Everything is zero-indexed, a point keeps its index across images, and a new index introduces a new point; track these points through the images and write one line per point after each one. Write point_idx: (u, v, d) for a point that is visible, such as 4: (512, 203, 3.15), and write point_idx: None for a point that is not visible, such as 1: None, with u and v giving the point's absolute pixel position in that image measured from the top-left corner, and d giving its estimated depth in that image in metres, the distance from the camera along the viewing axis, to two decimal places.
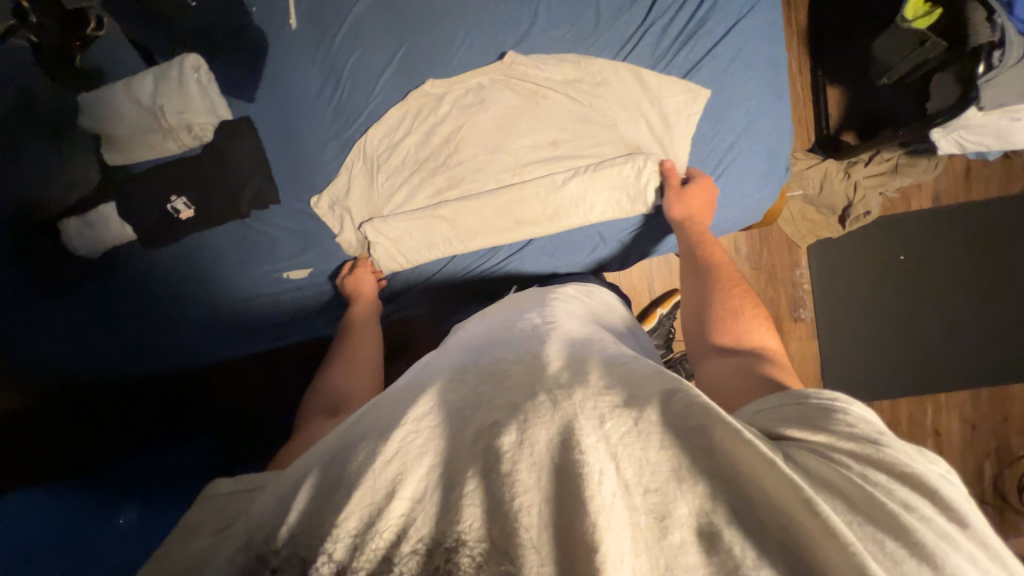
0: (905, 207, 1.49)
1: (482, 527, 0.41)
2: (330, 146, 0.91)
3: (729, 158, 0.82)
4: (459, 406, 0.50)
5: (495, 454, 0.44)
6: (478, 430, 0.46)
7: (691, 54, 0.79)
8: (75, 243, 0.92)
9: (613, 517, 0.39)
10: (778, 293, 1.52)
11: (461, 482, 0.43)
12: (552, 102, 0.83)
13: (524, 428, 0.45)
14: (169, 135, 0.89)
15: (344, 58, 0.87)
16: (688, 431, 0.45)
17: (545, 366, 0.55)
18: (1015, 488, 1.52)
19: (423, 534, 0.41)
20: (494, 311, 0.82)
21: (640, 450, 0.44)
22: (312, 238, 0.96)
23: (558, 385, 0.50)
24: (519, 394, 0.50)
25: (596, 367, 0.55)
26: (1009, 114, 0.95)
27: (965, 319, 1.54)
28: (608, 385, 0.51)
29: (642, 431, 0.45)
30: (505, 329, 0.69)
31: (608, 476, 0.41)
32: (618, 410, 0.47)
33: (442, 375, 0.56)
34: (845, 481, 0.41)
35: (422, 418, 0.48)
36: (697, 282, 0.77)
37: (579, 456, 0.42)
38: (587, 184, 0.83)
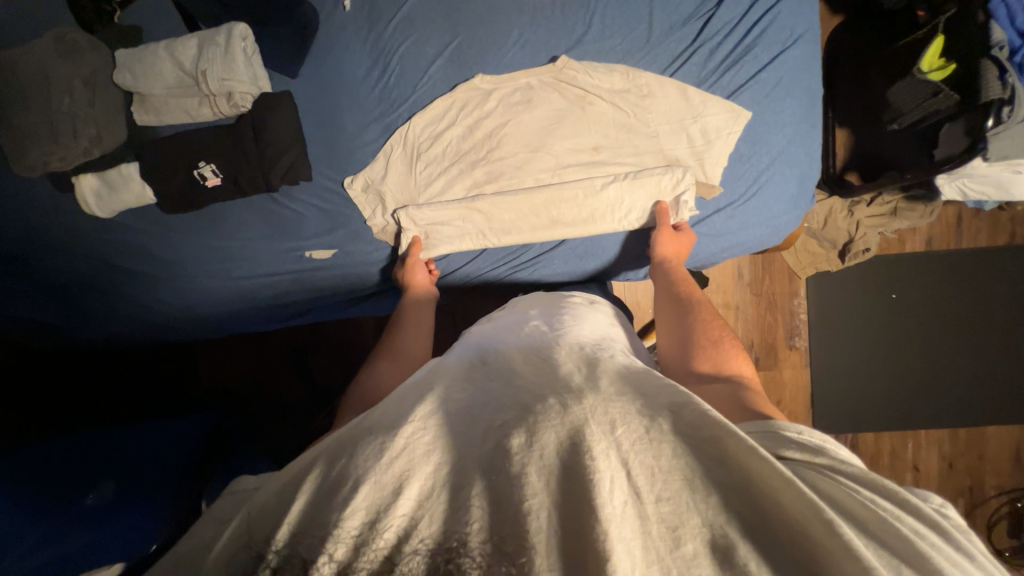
0: (899, 249, 1.58)
1: (484, 528, 0.40)
2: (370, 129, 0.91)
3: (763, 179, 0.86)
4: (459, 410, 0.50)
5: (503, 458, 0.43)
6: (487, 430, 0.47)
7: (735, 77, 0.83)
8: (92, 200, 0.89)
9: (623, 529, 0.37)
10: (775, 320, 1.57)
11: (470, 482, 0.43)
12: (597, 110, 0.86)
13: (533, 431, 0.44)
14: (207, 101, 0.88)
15: (398, 43, 0.89)
16: (700, 441, 0.43)
17: (557, 371, 0.55)
18: (985, 526, 1.58)
19: (427, 534, 0.40)
20: (505, 312, 0.81)
21: (652, 459, 0.42)
22: (340, 218, 0.95)
23: (569, 391, 0.50)
24: (530, 398, 0.49)
25: (606, 375, 0.54)
26: (1010, 167, 1.06)
27: (947, 359, 1.61)
28: (617, 392, 0.50)
29: (652, 438, 0.43)
30: (514, 331, 0.69)
31: (619, 483, 0.40)
32: (627, 417, 0.46)
33: (450, 377, 0.57)
34: (855, 505, 0.39)
35: (427, 418, 0.48)
36: (674, 315, 0.77)
37: (588, 462, 0.40)
38: (623, 190, 0.86)
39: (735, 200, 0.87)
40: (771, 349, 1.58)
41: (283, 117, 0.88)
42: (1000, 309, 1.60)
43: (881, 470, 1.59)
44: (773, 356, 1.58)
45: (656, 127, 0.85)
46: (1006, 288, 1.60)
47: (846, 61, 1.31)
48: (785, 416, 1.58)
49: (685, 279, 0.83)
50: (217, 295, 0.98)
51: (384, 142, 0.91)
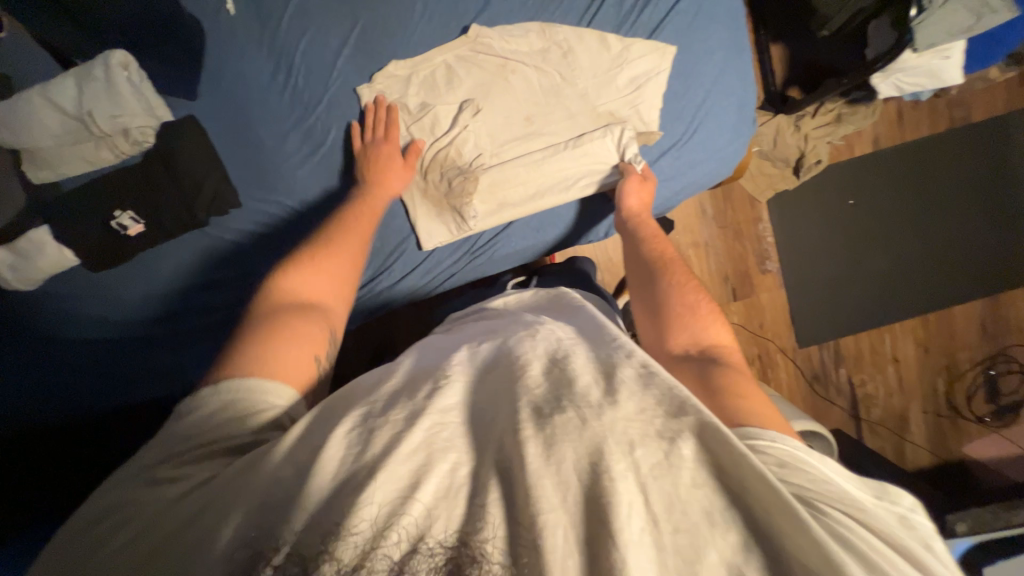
0: (848, 154, 1.60)
1: (506, 544, 0.37)
2: (291, 140, 0.85)
3: (701, 114, 0.83)
4: (480, 417, 0.46)
5: (518, 464, 0.40)
6: (501, 445, 0.42)
7: (654, 13, 0.80)
8: (7, 275, 0.82)
9: (639, 557, 0.35)
10: (745, 248, 1.59)
11: (484, 490, 0.40)
12: (521, 74, 0.81)
13: (550, 443, 0.40)
14: (103, 143, 0.81)
15: (296, 41, 0.82)
16: (719, 473, 0.39)
17: (573, 376, 0.47)
18: (965, 397, 1.68)
19: (446, 537, 0.37)
20: (494, 308, 0.75)
21: (665, 483, 0.39)
22: (284, 240, 0.89)
23: (589, 400, 0.44)
24: (545, 405, 0.44)
25: (628, 383, 0.46)
26: (940, 54, 1.07)
27: (909, 252, 1.67)
28: (639, 408, 0.43)
29: (672, 465, 0.39)
30: (516, 327, 0.61)
31: (636, 508, 0.37)
32: (649, 438, 0.41)
33: (462, 376, 0.51)
34: (852, 542, 0.36)
35: (448, 412, 0.45)
36: (647, 278, 0.73)
37: (607, 483, 0.38)
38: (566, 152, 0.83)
39: (677, 140, 0.84)
40: (745, 277, 1.60)
41: (193, 146, 0.82)
42: (951, 193, 1.65)
43: (866, 367, 1.67)
44: (749, 283, 1.61)
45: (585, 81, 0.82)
46: (952, 172, 1.64)
47: None
48: (769, 337, 1.63)
49: (653, 235, 0.79)
50: (173, 346, 0.93)
51: (309, 151, 0.86)
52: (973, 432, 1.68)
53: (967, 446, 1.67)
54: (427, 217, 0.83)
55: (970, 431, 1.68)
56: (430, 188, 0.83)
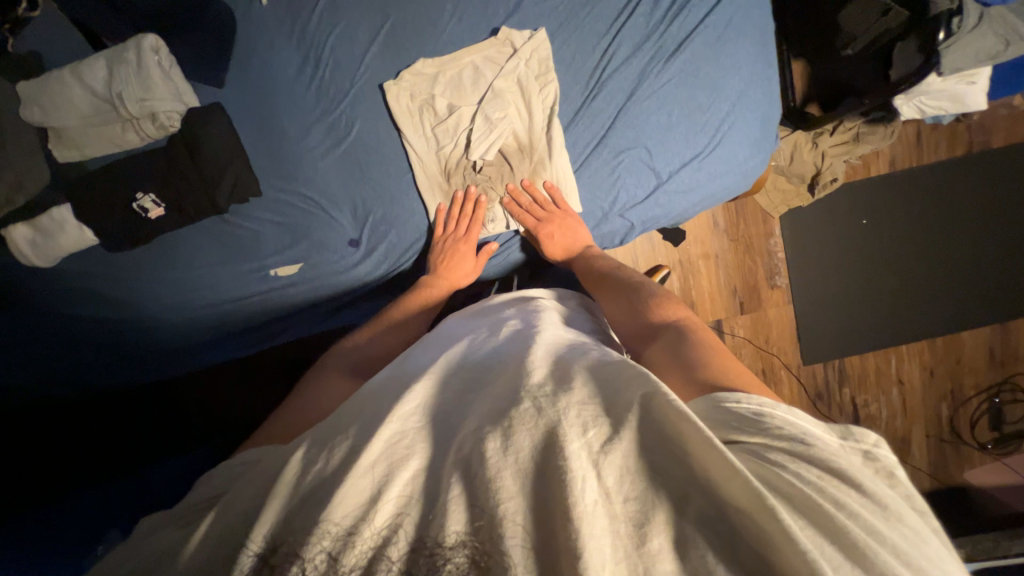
0: (865, 173, 1.60)
1: (468, 526, 0.39)
2: (314, 132, 0.86)
3: (725, 127, 0.81)
4: (444, 413, 0.50)
5: (476, 459, 0.42)
6: (465, 437, 0.45)
7: (684, 24, 0.78)
8: (27, 251, 0.83)
9: (594, 524, 0.37)
10: (755, 262, 1.59)
11: (447, 487, 0.41)
12: (548, 78, 0.81)
13: (508, 435, 0.43)
14: (130, 125, 0.81)
15: (325, 34, 0.82)
16: (661, 440, 0.41)
17: (529, 372, 0.51)
18: (968, 424, 1.68)
19: (408, 535, 0.40)
20: (470, 313, 0.79)
21: (613, 452, 0.41)
22: (302, 230, 0.89)
23: (544, 391, 0.48)
24: (506, 401, 0.48)
25: (579, 375, 0.50)
26: (964, 78, 1.07)
27: (919, 274, 1.66)
28: (589, 395, 0.47)
29: (620, 441, 0.42)
30: (484, 340, 0.65)
31: (590, 483, 0.39)
32: (601, 416, 0.44)
33: (427, 373, 0.55)
34: (790, 486, 0.38)
35: (408, 418, 0.48)
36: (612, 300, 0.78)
37: (560, 462, 0.40)
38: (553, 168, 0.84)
39: (700, 152, 0.82)
40: (754, 291, 1.61)
41: (217, 133, 0.83)
42: (967, 218, 1.65)
43: (869, 388, 1.66)
44: (757, 298, 1.61)
45: (613, 87, 0.80)
46: (968, 197, 1.63)
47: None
48: (775, 352, 1.63)
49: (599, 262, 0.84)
50: (184, 327, 0.94)
51: (331, 144, 0.86)
52: (974, 459, 1.68)
53: (968, 473, 1.67)
54: (462, 253, 0.86)
55: (971, 457, 1.68)
56: (472, 226, 0.86)
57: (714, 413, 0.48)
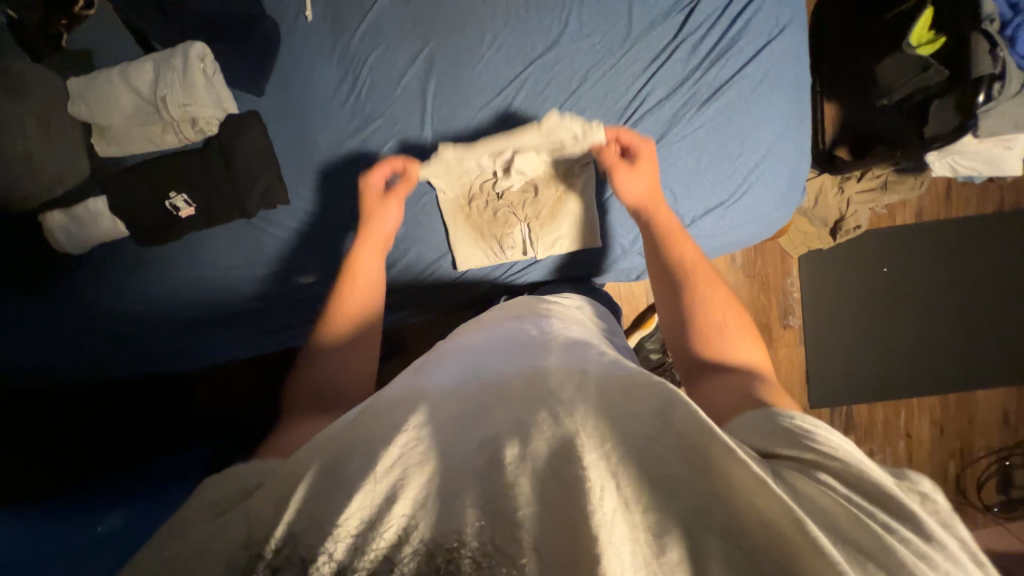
0: (889, 222, 1.57)
1: (484, 530, 0.39)
2: (345, 148, 0.87)
3: (753, 177, 0.80)
4: (460, 411, 0.50)
5: (497, 467, 0.42)
6: (481, 440, 0.45)
7: (720, 73, 0.77)
8: (62, 239, 0.87)
9: (613, 532, 0.37)
10: (769, 300, 1.60)
11: (465, 491, 0.42)
12: (581, 113, 0.80)
13: (526, 442, 0.43)
14: (170, 127, 0.84)
15: (365, 55, 0.84)
16: (685, 451, 0.41)
17: (546, 377, 0.51)
18: (975, 484, 1.64)
19: (423, 535, 0.40)
20: (489, 319, 0.76)
21: (626, 457, 0.42)
22: (324, 241, 0.91)
23: (559, 399, 0.47)
24: (521, 407, 0.47)
25: (594, 381, 0.51)
26: (1002, 142, 1.06)
27: (937, 328, 1.63)
28: (606, 403, 0.47)
29: (639, 449, 0.42)
30: (498, 343, 0.64)
31: (608, 493, 0.39)
32: (619, 426, 0.44)
33: (444, 380, 0.55)
34: (834, 507, 0.37)
35: (421, 426, 0.46)
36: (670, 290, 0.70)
37: (580, 471, 0.40)
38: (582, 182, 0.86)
39: (724, 199, 0.81)
40: (765, 329, 1.62)
41: (252, 142, 0.85)
42: (993, 276, 1.61)
43: (876, 438, 1.64)
44: (768, 335, 1.62)
45: (643, 127, 0.79)
46: (996, 254, 1.60)
47: (836, 34, 1.21)
48: None
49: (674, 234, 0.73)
50: (204, 322, 0.97)
51: (361, 161, 0.87)
52: (978, 520, 1.63)
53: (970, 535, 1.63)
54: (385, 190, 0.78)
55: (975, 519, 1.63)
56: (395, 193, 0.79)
57: (767, 426, 0.47)
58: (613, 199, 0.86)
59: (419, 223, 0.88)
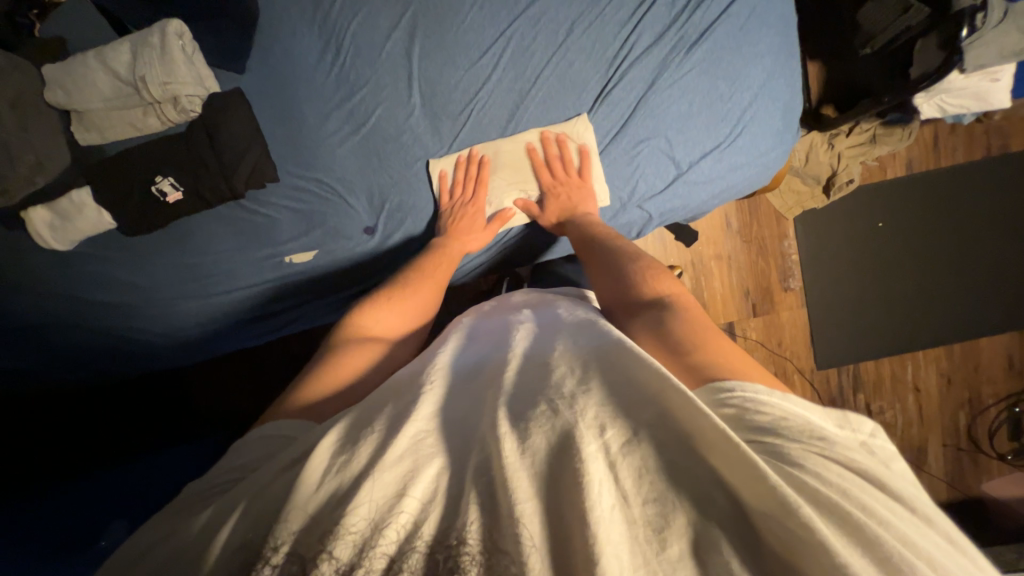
0: (881, 176, 1.58)
1: (482, 530, 0.37)
2: (333, 118, 0.85)
3: (747, 117, 0.80)
4: (459, 413, 0.48)
5: (496, 458, 0.40)
6: (480, 438, 0.43)
7: (707, 14, 0.76)
8: (48, 234, 0.85)
9: (612, 530, 0.35)
10: (768, 264, 1.60)
11: (465, 488, 0.40)
12: (570, 66, 0.80)
13: (525, 435, 0.41)
14: (153, 109, 0.82)
15: (346, 22, 0.82)
16: (690, 453, 0.39)
17: (546, 370, 0.49)
18: (986, 434, 1.63)
19: (428, 534, 0.38)
20: (488, 311, 0.74)
21: (630, 453, 0.40)
22: (317, 217, 0.89)
23: (561, 391, 0.45)
24: (522, 400, 0.46)
25: (596, 365, 0.48)
26: (987, 76, 1.07)
27: (936, 279, 1.64)
28: (609, 392, 0.45)
29: (641, 442, 0.40)
30: (501, 336, 0.62)
31: (608, 486, 0.37)
32: (619, 417, 0.42)
33: (443, 375, 0.53)
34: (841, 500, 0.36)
35: (429, 419, 0.45)
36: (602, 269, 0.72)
37: (579, 464, 0.38)
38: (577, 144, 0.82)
39: (720, 141, 0.81)
40: (766, 293, 1.61)
41: (235, 118, 0.82)
42: (986, 224, 1.62)
43: (885, 394, 1.63)
44: (770, 300, 1.62)
45: (632, 75, 0.78)
46: (987, 201, 1.61)
47: None
48: (787, 356, 1.62)
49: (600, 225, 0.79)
50: (196, 312, 0.94)
51: (349, 131, 0.85)
52: (993, 469, 1.63)
53: (985, 484, 1.63)
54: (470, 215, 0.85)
55: (989, 469, 1.63)
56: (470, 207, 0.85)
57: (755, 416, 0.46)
58: (610, 145, 0.82)
59: (418, 193, 0.88)
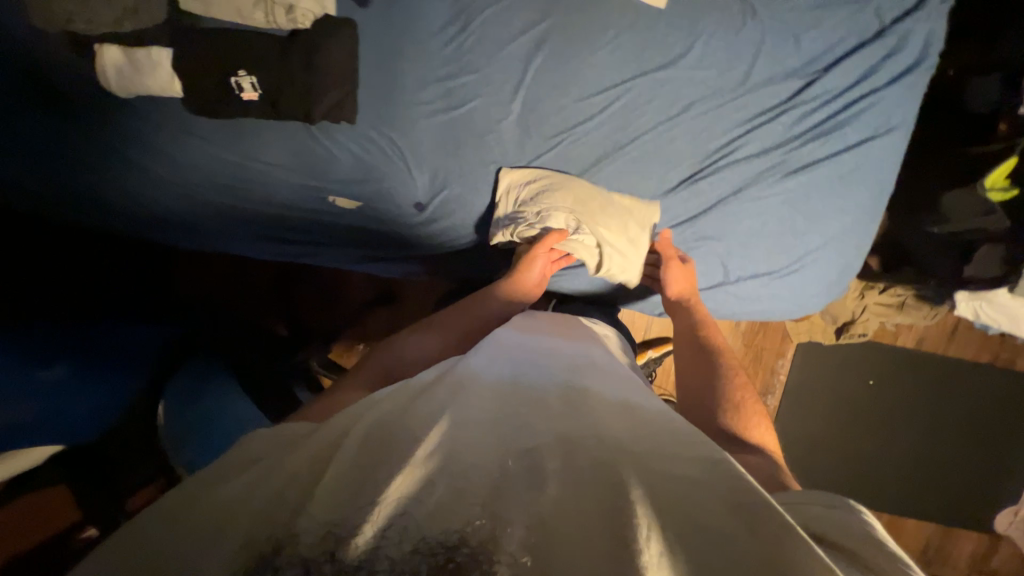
0: (891, 339, 1.62)
1: (516, 536, 0.38)
2: (429, 89, 0.83)
3: (807, 259, 0.81)
4: (499, 413, 0.50)
5: (534, 473, 0.42)
6: (521, 447, 0.46)
7: (817, 150, 0.77)
8: (111, 74, 0.83)
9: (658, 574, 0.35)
10: (756, 373, 1.64)
11: (502, 488, 0.41)
12: (671, 141, 0.80)
13: (567, 461, 0.44)
14: (264, 6, 0.81)
15: (482, 4, 0.80)
16: (740, 525, 0.39)
17: (590, 407, 0.53)
18: None
19: (451, 527, 0.38)
20: (538, 323, 0.76)
21: (680, 505, 0.41)
22: (374, 173, 0.88)
23: (603, 431, 0.48)
24: (565, 427, 0.49)
25: (638, 421, 0.52)
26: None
27: (898, 452, 1.69)
28: (649, 443, 0.48)
29: (687, 497, 0.41)
30: (544, 352, 0.65)
31: (655, 531, 0.38)
32: (662, 469, 0.44)
33: (489, 379, 0.56)
34: None
35: (464, 416, 0.48)
36: (696, 366, 0.75)
37: (626, 504, 0.39)
38: (644, 216, 0.82)
39: (773, 270, 0.82)
40: None
41: (339, 50, 0.82)
42: (962, 422, 1.67)
43: None
44: None
45: (725, 175, 0.79)
46: (972, 403, 1.66)
47: None
48: None
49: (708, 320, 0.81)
50: (222, 213, 0.94)
51: (440, 107, 0.84)
52: None
53: None
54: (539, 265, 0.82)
55: None
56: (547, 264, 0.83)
57: (817, 512, 0.47)
58: (671, 229, 0.83)
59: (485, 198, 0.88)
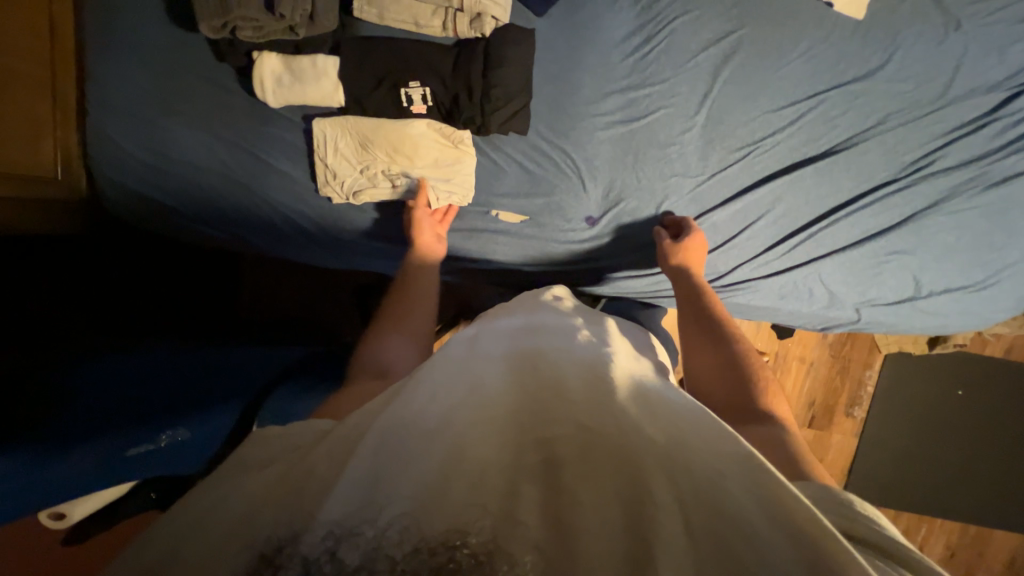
0: (980, 349, 1.61)
1: (533, 548, 0.34)
2: (609, 100, 0.81)
3: (1004, 272, 0.82)
4: (502, 398, 0.44)
5: (550, 474, 0.38)
6: (531, 439, 0.40)
7: (1015, 163, 0.78)
8: (269, 85, 0.79)
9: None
10: (842, 384, 1.63)
11: (516, 490, 0.36)
12: (861, 153, 0.79)
13: (606, 460, 0.39)
14: (443, 13, 0.76)
15: (671, 14, 0.78)
16: (785, 532, 0.33)
17: (570, 383, 0.46)
18: None
19: (421, 530, 0.34)
20: (521, 301, 0.68)
21: (694, 504, 0.36)
22: (545, 186, 0.85)
23: (633, 421, 0.42)
24: (586, 415, 0.42)
25: (658, 404, 0.45)
26: None
27: (988, 462, 1.67)
28: (684, 435, 0.41)
29: (724, 498, 0.36)
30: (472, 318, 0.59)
31: (676, 543, 0.33)
32: (694, 467, 0.38)
33: (500, 362, 0.50)
34: None
35: (466, 403, 0.43)
36: (701, 341, 0.70)
37: (644, 511, 0.35)
38: (837, 230, 0.81)
39: (968, 284, 0.82)
40: (829, 411, 1.64)
41: (518, 58, 0.77)
42: None
43: None
44: (829, 418, 1.65)
45: (921, 189, 0.79)
46: None
47: None
48: None
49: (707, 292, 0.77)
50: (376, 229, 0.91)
51: (621, 119, 0.81)
52: None
53: None
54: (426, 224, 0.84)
55: None
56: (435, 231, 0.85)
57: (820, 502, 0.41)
58: (864, 242, 0.81)
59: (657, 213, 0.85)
